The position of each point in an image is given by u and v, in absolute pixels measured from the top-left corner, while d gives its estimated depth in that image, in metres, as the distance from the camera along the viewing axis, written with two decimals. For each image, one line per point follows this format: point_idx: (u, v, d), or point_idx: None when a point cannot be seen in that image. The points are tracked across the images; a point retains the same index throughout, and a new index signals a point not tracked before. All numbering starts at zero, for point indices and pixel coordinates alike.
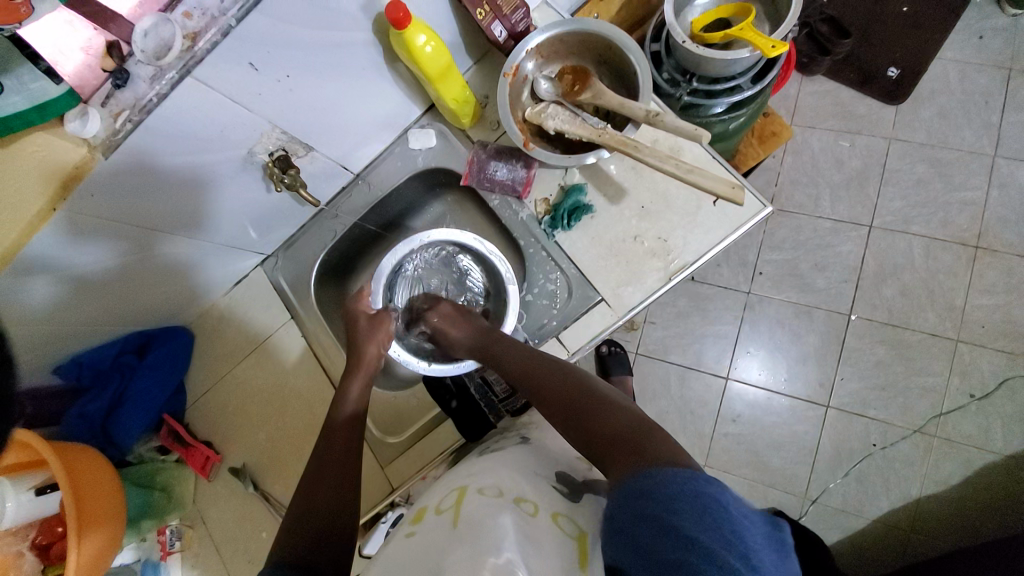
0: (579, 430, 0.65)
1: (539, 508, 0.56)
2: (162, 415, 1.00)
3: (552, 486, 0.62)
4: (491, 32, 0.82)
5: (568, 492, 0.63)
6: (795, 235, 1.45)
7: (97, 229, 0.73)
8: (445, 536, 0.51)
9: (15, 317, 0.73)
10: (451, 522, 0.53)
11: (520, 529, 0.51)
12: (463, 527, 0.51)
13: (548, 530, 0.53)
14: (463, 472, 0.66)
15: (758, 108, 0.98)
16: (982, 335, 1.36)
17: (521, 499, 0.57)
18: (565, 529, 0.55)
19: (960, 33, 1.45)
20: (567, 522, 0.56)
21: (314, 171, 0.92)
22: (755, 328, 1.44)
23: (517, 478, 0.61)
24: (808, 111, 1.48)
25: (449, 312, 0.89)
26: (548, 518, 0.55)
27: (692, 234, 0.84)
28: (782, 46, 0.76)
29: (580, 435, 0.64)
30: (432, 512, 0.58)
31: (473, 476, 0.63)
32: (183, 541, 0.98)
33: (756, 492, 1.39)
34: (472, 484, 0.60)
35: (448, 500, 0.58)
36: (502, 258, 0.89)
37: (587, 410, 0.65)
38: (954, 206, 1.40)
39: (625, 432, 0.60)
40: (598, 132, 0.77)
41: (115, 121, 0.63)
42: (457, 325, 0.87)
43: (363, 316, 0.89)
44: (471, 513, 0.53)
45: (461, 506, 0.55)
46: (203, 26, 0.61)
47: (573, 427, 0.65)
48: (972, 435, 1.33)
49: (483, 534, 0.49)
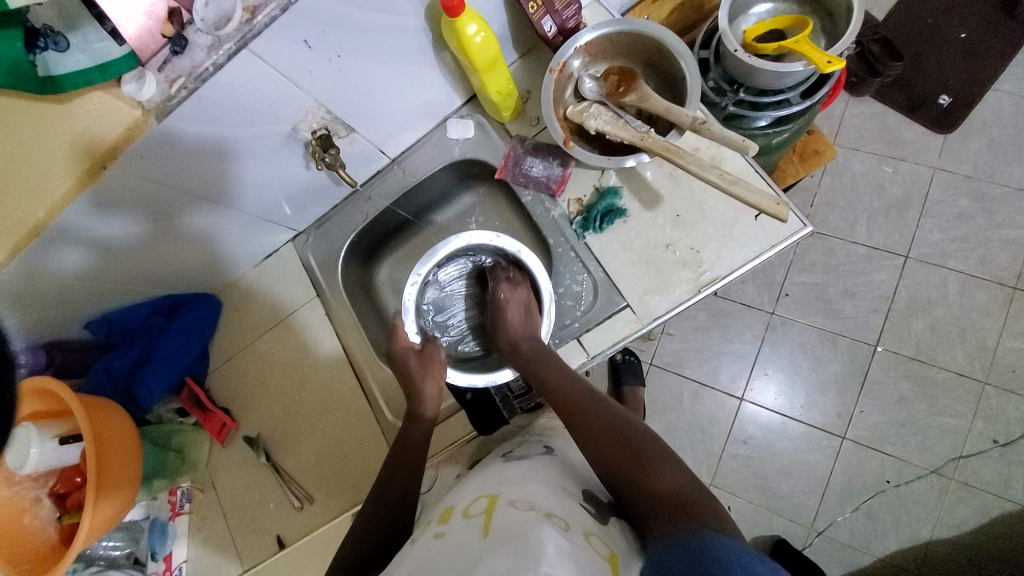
0: (629, 484, 0.60)
1: (572, 525, 0.55)
2: (184, 377, 1.02)
3: (579, 504, 0.61)
4: (541, 27, 0.82)
5: (597, 513, 0.61)
6: (826, 259, 1.41)
7: (122, 198, 0.73)
8: (476, 545, 0.51)
9: (46, 282, 0.77)
10: (481, 532, 0.53)
11: (561, 544, 0.49)
12: (494, 538, 0.51)
13: (581, 547, 0.51)
14: (491, 478, 0.66)
15: (803, 126, 0.96)
16: (1013, 379, 1.31)
17: (553, 514, 0.56)
18: (597, 548, 0.53)
19: (1019, 65, 1.40)
20: (599, 542, 0.54)
21: (353, 153, 0.94)
22: (775, 350, 1.41)
23: (549, 496, 0.60)
24: (852, 133, 1.44)
25: (519, 298, 0.90)
26: (580, 535, 0.53)
27: (726, 248, 0.83)
28: (838, 62, 0.74)
29: (630, 489, 0.60)
30: (460, 515, 0.59)
31: (504, 484, 0.63)
32: (193, 504, 1.00)
33: (761, 517, 1.36)
34: (505, 495, 0.60)
35: (478, 504, 0.60)
36: (532, 256, 0.88)
37: (638, 463, 0.62)
38: (995, 244, 1.35)
39: (679, 494, 0.57)
40: (641, 136, 0.76)
41: (170, 87, 0.65)
42: (521, 315, 0.88)
43: (411, 353, 0.90)
44: (504, 526, 0.52)
45: (493, 516, 0.55)
46: (264, 0, 0.62)
47: (623, 478, 0.61)
48: (991, 481, 1.29)
49: (521, 543, 0.49)
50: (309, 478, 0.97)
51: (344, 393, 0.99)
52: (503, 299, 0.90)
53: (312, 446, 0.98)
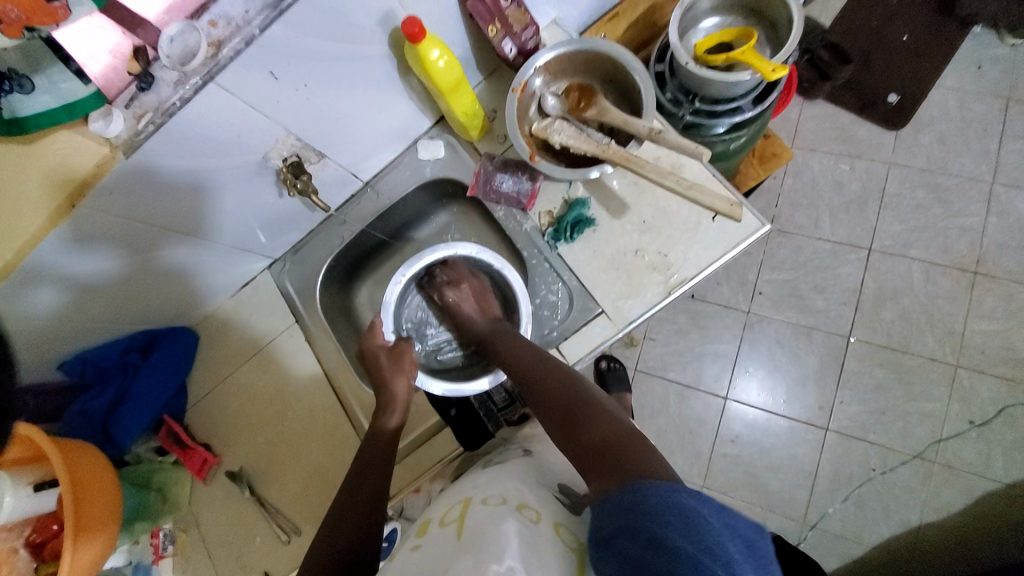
0: (569, 442, 0.65)
1: (541, 515, 0.58)
2: (162, 415, 1.00)
3: (554, 498, 0.65)
4: (501, 49, 0.85)
5: (570, 504, 0.66)
6: (795, 256, 1.46)
7: (106, 237, 0.75)
8: (451, 548, 0.53)
9: (17, 318, 0.76)
10: (456, 535, 0.55)
11: (524, 537, 0.52)
12: (467, 538, 0.53)
13: (550, 538, 0.54)
14: (467, 484, 0.68)
15: (759, 130, 1.00)
16: (982, 360, 1.36)
17: (523, 506, 0.59)
18: (566, 539, 0.56)
19: (959, 62, 1.49)
20: (568, 533, 0.58)
21: (325, 178, 0.95)
22: (754, 348, 1.44)
23: (522, 490, 0.63)
24: (809, 134, 1.51)
25: (471, 291, 0.95)
26: (549, 526, 0.56)
27: (691, 249, 0.86)
28: (782, 69, 0.78)
29: (570, 447, 0.65)
30: (437, 523, 0.60)
31: (478, 487, 0.65)
32: (176, 546, 0.97)
33: (755, 515, 1.37)
34: (477, 496, 0.62)
35: (453, 511, 0.60)
36: (515, 271, 0.88)
37: (576, 421, 0.66)
38: (952, 232, 1.42)
39: (610, 443, 0.61)
40: (601, 148, 0.80)
41: (138, 122, 0.66)
42: (475, 305, 0.94)
43: (383, 350, 0.88)
44: (476, 524, 0.55)
45: (467, 517, 0.57)
46: (228, 34, 0.64)
47: (563, 438, 0.66)
48: (972, 462, 1.33)
49: (485, 540, 0.51)
50: (297, 509, 0.95)
51: (326, 418, 0.99)
52: (454, 302, 0.94)
53: (298, 475, 0.97)
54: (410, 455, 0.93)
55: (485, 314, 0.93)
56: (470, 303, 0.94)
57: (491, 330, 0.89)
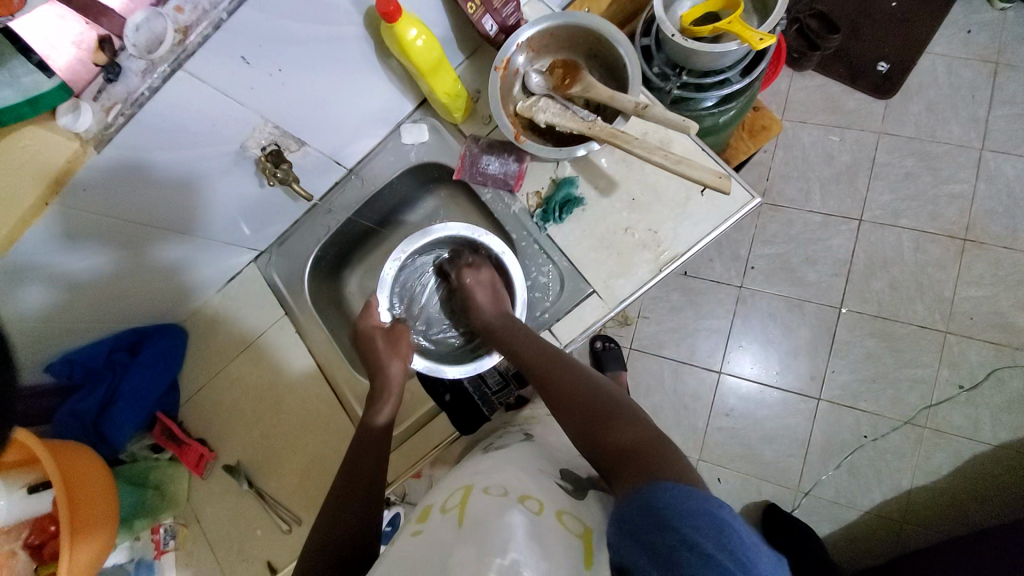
0: (589, 439, 0.65)
1: (544, 506, 0.57)
2: (156, 412, 0.99)
3: (557, 485, 0.64)
4: (482, 27, 0.83)
5: (572, 488, 0.65)
6: (786, 230, 1.46)
7: (88, 234, 0.73)
8: (452, 536, 0.53)
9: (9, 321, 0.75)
10: (457, 522, 0.55)
11: (527, 530, 0.52)
12: (467, 526, 0.53)
13: (554, 528, 0.54)
14: (467, 470, 0.68)
15: (748, 102, 0.99)
16: (972, 327, 1.37)
17: (526, 497, 0.58)
18: (570, 527, 0.56)
19: (948, 27, 1.47)
20: (572, 520, 0.58)
21: (307, 166, 0.93)
22: (746, 322, 1.45)
23: (524, 479, 0.62)
24: (798, 106, 1.49)
25: (486, 279, 0.91)
26: (553, 516, 0.56)
27: (681, 226, 0.85)
28: (769, 39, 0.76)
29: (590, 445, 0.65)
30: (438, 510, 0.60)
31: (479, 474, 0.65)
32: (178, 539, 0.97)
33: (750, 484, 1.40)
34: (478, 483, 0.62)
35: (454, 498, 0.60)
36: (513, 259, 0.87)
37: (598, 421, 0.66)
38: (942, 199, 1.42)
39: (636, 445, 0.61)
40: (588, 125, 0.78)
41: (107, 115, 0.63)
42: (489, 291, 0.90)
43: (378, 332, 0.89)
44: (477, 514, 0.54)
45: (467, 505, 0.57)
46: (194, 20, 0.61)
47: (582, 434, 0.66)
48: (961, 425, 1.35)
49: (490, 531, 0.51)
50: (295, 500, 0.95)
51: (321, 408, 0.99)
52: (469, 285, 0.91)
53: (294, 466, 0.97)
54: (407, 443, 0.93)
55: (497, 307, 0.88)
56: (484, 293, 0.90)
57: (502, 322, 0.85)
